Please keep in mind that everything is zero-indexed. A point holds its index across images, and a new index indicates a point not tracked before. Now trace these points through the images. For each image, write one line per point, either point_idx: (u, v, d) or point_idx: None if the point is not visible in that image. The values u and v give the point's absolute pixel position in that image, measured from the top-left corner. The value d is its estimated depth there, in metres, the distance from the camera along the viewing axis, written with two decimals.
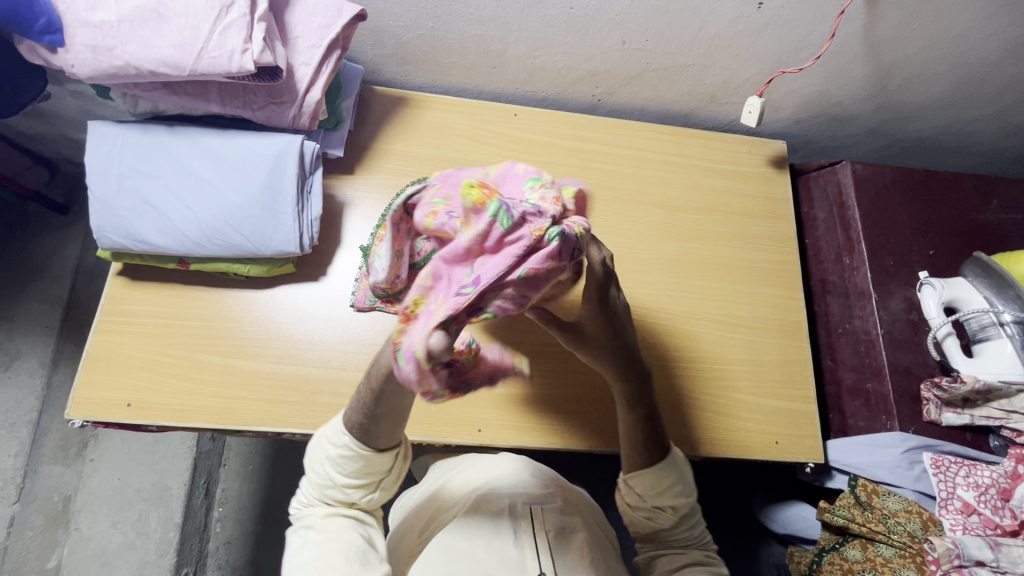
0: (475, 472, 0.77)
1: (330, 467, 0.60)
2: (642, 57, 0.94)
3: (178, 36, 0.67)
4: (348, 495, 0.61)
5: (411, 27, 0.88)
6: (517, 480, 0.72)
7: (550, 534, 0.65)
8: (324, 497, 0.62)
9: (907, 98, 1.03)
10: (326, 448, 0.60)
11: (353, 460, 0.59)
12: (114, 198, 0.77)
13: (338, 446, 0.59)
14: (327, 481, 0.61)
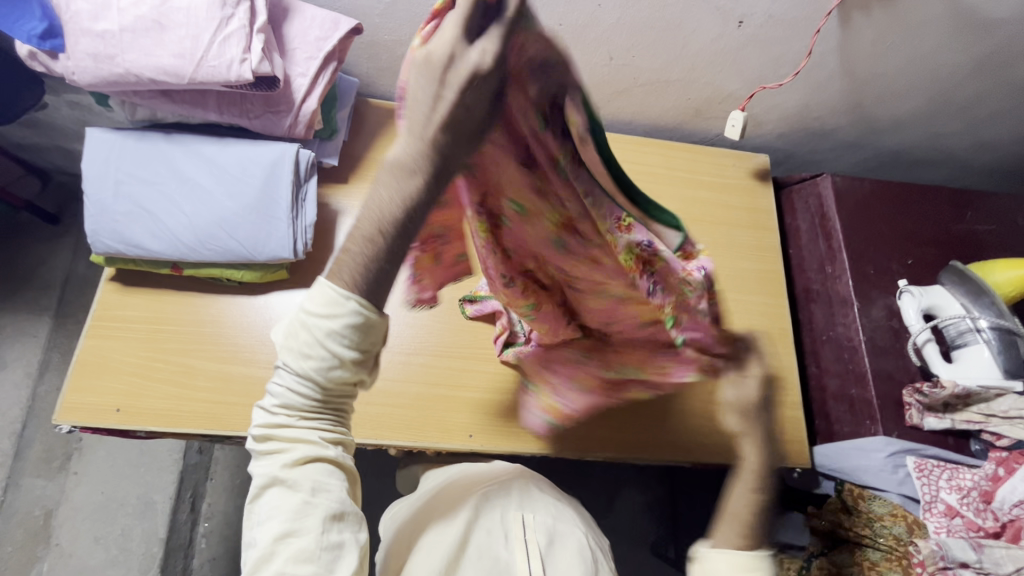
0: (470, 477, 0.77)
1: (325, 351, 0.46)
2: (629, 72, 0.97)
3: (178, 45, 0.68)
4: (340, 380, 0.48)
5: (405, 42, 0.91)
6: (510, 481, 0.74)
7: (541, 538, 0.67)
8: (311, 381, 0.48)
9: (882, 113, 1.07)
10: (317, 331, 0.46)
11: (359, 332, 0.46)
12: (109, 203, 0.78)
13: (335, 326, 0.46)
14: (318, 368, 0.47)
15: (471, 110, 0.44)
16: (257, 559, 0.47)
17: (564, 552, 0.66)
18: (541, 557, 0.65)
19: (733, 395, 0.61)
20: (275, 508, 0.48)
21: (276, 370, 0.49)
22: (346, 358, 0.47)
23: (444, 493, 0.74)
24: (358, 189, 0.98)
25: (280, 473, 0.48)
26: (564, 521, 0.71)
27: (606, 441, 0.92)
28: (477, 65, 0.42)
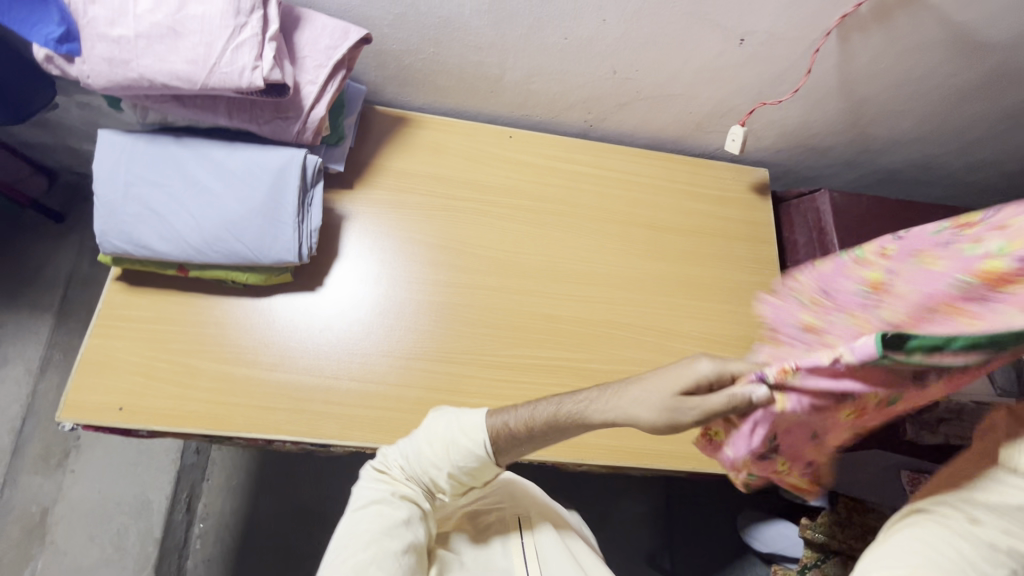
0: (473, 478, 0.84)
1: (448, 452, 0.66)
2: (631, 86, 0.99)
3: (192, 52, 0.70)
4: (444, 483, 0.67)
5: (413, 51, 0.93)
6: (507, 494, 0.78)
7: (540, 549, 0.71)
8: (426, 473, 0.68)
9: (881, 131, 1.08)
10: (453, 433, 0.66)
11: (472, 460, 0.65)
12: (119, 204, 0.79)
13: (470, 441, 0.64)
14: (436, 464, 0.67)
15: (647, 392, 0.57)
16: (342, 557, 0.62)
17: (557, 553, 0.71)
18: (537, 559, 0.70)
19: None
20: (372, 521, 0.64)
21: (406, 444, 0.70)
22: (458, 470, 0.66)
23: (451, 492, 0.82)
24: (364, 195, 0.99)
25: (388, 497, 0.66)
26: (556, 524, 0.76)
27: (602, 450, 0.92)
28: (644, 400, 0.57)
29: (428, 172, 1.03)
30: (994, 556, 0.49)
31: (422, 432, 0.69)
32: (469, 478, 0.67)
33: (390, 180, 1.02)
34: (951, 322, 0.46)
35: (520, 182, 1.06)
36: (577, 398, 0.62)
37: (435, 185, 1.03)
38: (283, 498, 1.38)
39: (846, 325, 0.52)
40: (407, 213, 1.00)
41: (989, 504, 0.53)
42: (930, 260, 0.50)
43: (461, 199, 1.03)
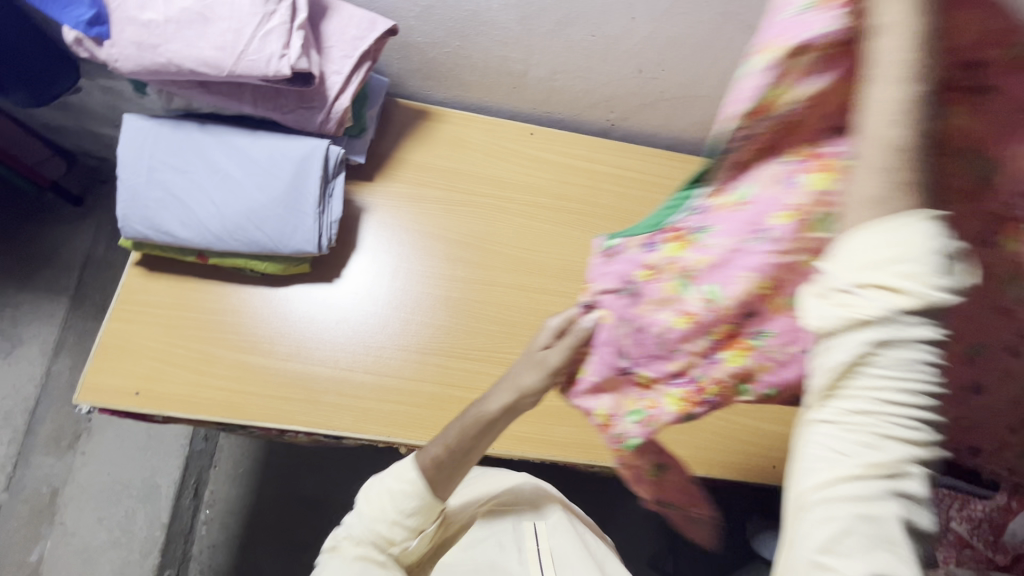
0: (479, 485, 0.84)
1: (386, 499, 0.66)
2: (656, 86, 0.98)
3: (220, 38, 0.70)
4: (393, 533, 0.66)
5: (437, 44, 0.93)
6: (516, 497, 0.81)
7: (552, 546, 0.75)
8: (373, 530, 0.66)
9: None
10: (387, 483, 0.67)
11: (410, 497, 0.65)
12: (141, 189, 0.79)
13: (404, 481, 0.65)
14: (377, 517, 0.66)
15: (491, 402, 0.65)
16: None
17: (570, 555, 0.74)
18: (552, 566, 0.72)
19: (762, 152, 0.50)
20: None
21: (350, 513, 0.69)
22: (400, 513, 0.65)
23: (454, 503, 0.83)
24: (382, 187, 0.99)
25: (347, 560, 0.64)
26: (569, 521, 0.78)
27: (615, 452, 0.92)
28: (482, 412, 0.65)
29: (447, 166, 1.03)
30: (869, 459, 0.39)
31: (361, 500, 0.69)
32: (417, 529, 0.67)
33: (409, 173, 1.01)
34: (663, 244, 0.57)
35: (539, 179, 1.06)
36: (480, 407, 0.65)
37: (454, 180, 1.02)
38: (289, 488, 1.38)
39: (659, 286, 0.57)
40: (425, 207, 0.99)
41: (854, 410, 0.40)
42: (722, 199, 0.54)
43: (479, 195, 1.02)
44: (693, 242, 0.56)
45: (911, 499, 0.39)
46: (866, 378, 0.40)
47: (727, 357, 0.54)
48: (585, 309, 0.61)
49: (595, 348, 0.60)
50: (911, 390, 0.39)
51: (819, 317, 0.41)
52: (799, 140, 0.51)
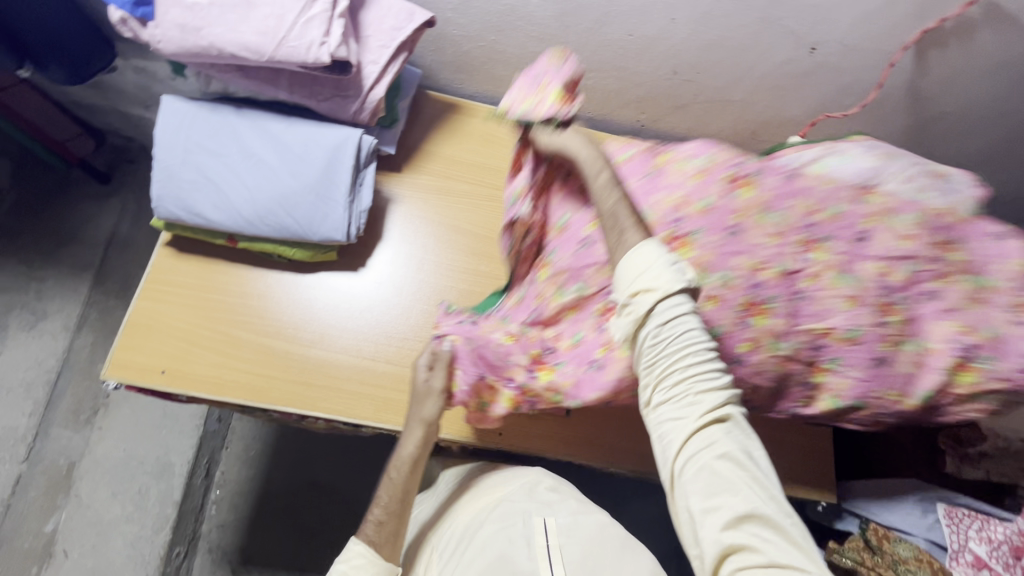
0: (496, 481, 0.86)
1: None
2: (689, 88, 0.97)
3: (263, 23, 0.70)
4: None
5: (473, 38, 0.93)
6: (529, 491, 0.82)
7: (563, 539, 0.74)
8: None
9: (942, 155, 1.05)
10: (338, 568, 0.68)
11: (362, 568, 0.67)
12: (176, 170, 0.79)
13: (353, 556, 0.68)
14: None
15: (407, 441, 0.75)
16: None
17: (582, 551, 0.72)
18: (561, 561, 0.70)
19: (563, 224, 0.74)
20: None
21: None
22: None
23: (471, 499, 0.85)
24: (410, 179, 0.99)
25: None
26: (584, 518, 0.77)
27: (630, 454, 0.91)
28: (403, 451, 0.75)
29: (475, 160, 1.03)
30: (695, 410, 0.53)
31: None
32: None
33: (437, 166, 1.01)
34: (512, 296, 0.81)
35: None
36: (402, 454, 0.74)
37: (481, 174, 1.02)
38: (299, 473, 1.39)
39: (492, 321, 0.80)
40: (452, 201, 1.00)
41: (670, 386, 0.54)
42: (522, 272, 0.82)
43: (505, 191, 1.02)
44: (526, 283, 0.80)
45: (736, 428, 0.53)
46: (659, 363, 0.55)
47: (540, 375, 0.72)
48: (437, 341, 0.77)
49: (450, 364, 0.75)
50: (699, 346, 0.54)
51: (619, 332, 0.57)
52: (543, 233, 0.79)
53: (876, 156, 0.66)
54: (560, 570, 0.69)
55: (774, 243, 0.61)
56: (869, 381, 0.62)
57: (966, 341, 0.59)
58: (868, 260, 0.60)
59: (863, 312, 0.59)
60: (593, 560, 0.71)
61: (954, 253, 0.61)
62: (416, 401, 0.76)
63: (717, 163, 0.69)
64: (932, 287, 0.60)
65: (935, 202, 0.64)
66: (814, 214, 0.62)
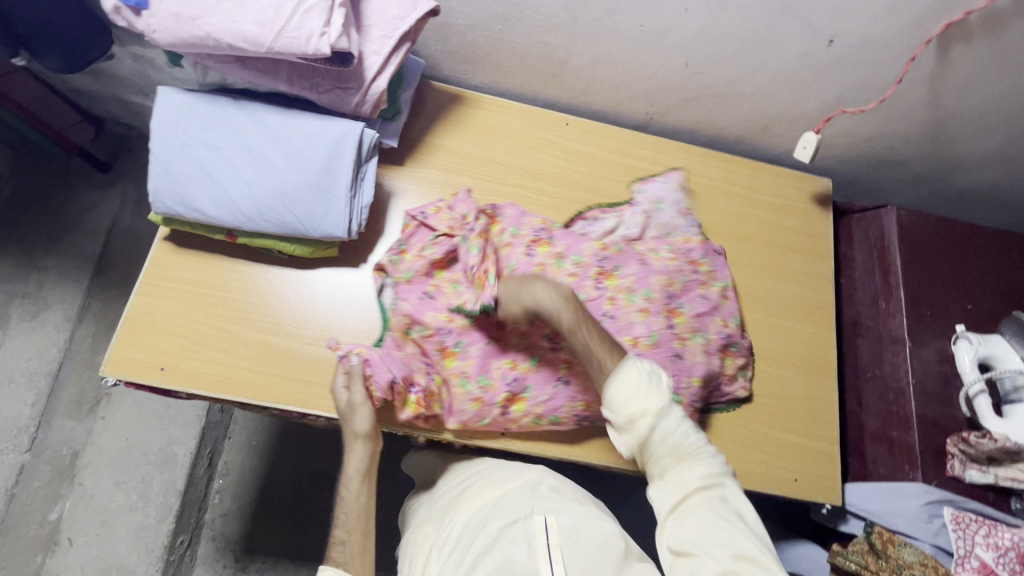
0: (498, 479, 0.85)
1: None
2: (701, 81, 0.95)
3: (260, 13, 0.67)
4: None
5: (479, 27, 0.90)
6: (531, 488, 0.81)
7: (564, 541, 0.72)
8: None
9: (959, 151, 1.02)
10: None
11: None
12: (173, 164, 0.77)
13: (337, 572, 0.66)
14: None
15: (353, 456, 0.77)
16: None
17: (585, 554, 0.70)
18: (562, 560, 0.69)
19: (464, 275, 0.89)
20: None
21: None
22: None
23: (471, 497, 0.84)
24: (412, 172, 0.97)
25: None
26: (588, 520, 0.75)
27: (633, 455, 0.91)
28: (351, 468, 0.77)
29: (479, 153, 1.01)
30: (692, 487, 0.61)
31: None
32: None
33: (440, 159, 1.00)
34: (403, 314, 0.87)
35: (572, 172, 1.03)
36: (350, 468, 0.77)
37: (486, 168, 1.00)
38: (302, 463, 1.40)
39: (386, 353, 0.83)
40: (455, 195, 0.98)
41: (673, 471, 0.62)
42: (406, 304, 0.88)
43: (510, 185, 1.01)
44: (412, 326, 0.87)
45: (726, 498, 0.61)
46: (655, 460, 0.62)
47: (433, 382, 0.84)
48: (368, 368, 0.79)
49: (366, 378, 0.79)
50: (691, 443, 0.62)
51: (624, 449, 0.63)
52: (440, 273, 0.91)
53: (643, 216, 1.00)
54: (560, 570, 0.68)
55: (571, 281, 0.90)
56: (677, 372, 0.88)
57: (722, 330, 0.94)
58: (654, 277, 0.93)
59: (655, 317, 0.90)
60: (595, 565, 0.69)
61: (702, 267, 0.97)
62: (347, 414, 0.77)
63: (524, 233, 0.92)
64: (700, 294, 0.95)
65: (682, 235, 1.01)
66: (607, 250, 0.94)
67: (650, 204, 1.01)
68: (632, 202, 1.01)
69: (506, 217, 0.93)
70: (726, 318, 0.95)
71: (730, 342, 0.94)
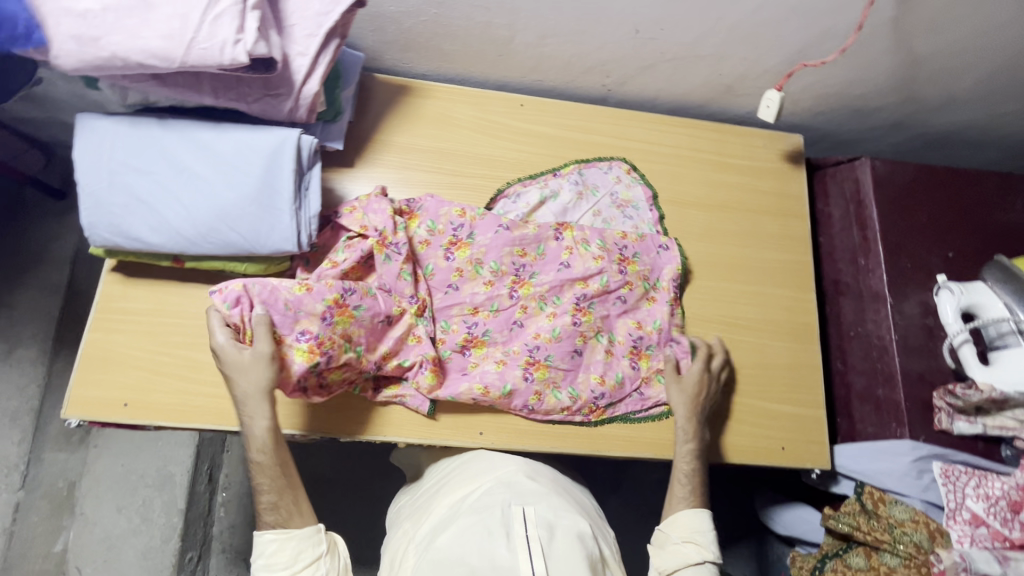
0: (474, 472, 0.84)
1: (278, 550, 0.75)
2: (655, 47, 0.90)
3: (166, 26, 0.63)
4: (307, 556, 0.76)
5: (413, 13, 0.85)
6: (508, 479, 0.81)
7: (542, 533, 0.72)
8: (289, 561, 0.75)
9: (932, 93, 0.98)
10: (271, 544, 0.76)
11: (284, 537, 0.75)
12: (104, 194, 0.74)
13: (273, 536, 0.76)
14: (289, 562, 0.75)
15: (258, 425, 0.74)
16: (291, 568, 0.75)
17: (563, 548, 0.71)
18: (542, 552, 0.70)
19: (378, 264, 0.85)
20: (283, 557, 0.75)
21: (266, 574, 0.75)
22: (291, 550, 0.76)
23: (449, 493, 0.84)
24: (364, 174, 0.93)
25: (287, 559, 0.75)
26: (565, 516, 0.76)
27: (616, 441, 0.89)
28: (259, 435, 0.74)
29: (432, 146, 0.96)
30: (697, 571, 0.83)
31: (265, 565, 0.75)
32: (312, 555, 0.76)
33: (392, 156, 0.96)
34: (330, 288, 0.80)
35: (531, 156, 0.99)
36: (254, 439, 0.74)
37: (441, 161, 0.96)
38: (303, 468, 1.29)
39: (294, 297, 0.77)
40: (410, 192, 0.95)
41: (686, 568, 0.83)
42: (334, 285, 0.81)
43: (469, 175, 0.97)
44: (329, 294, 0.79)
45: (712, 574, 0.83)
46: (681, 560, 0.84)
47: (338, 322, 0.78)
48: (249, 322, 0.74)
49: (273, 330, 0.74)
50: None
51: (663, 563, 0.84)
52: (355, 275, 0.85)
53: (617, 206, 0.99)
54: (539, 562, 0.69)
55: (486, 291, 0.89)
56: (574, 368, 0.89)
57: (636, 333, 0.93)
58: (568, 284, 0.91)
59: (563, 318, 0.89)
60: (573, 557, 0.70)
61: (633, 267, 0.94)
62: (237, 388, 0.73)
63: (441, 229, 0.90)
64: (621, 296, 0.93)
65: (619, 228, 0.97)
66: (526, 257, 0.91)
67: (587, 188, 0.98)
68: (568, 177, 0.98)
69: (426, 212, 0.90)
70: (641, 320, 0.94)
71: (641, 344, 0.93)
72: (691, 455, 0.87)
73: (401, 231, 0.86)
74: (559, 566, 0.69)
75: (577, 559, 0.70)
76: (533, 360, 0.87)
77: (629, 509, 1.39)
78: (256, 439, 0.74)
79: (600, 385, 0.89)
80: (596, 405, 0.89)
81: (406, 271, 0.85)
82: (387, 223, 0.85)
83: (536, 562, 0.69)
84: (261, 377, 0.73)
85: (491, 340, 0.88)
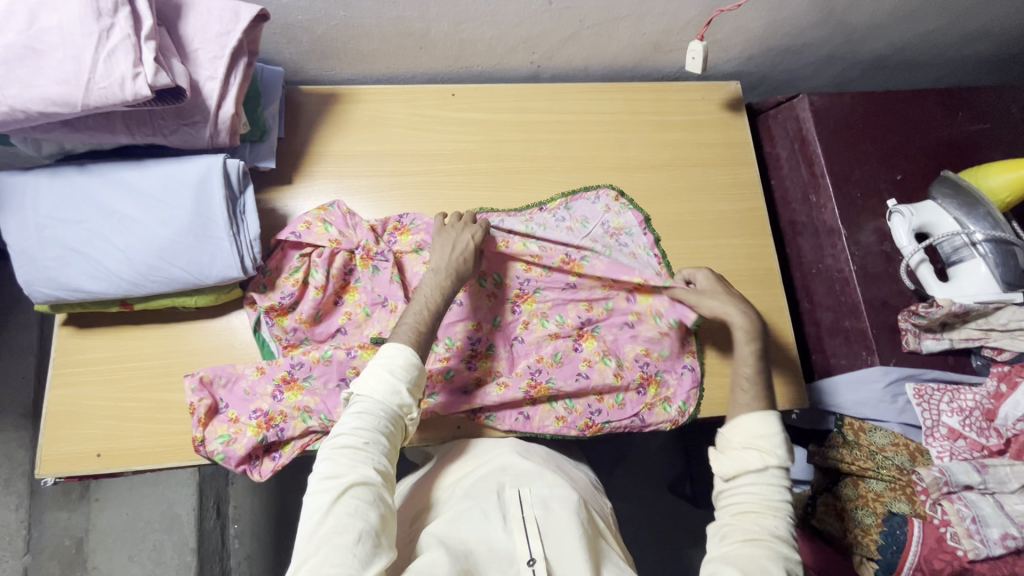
0: (469, 452, 0.83)
1: (398, 373, 0.72)
2: (573, 15, 0.89)
3: (60, 70, 0.61)
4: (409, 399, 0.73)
5: (323, 19, 0.83)
6: (502, 458, 0.80)
7: (538, 513, 0.73)
8: (399, 389, 0.72)
9: (858, 20, 0.97)
10: (389, 375, 0.72)
11: (415, 374, 0.73)
12: (37, 250, 0.73)
13: (399, 372, 0.72)
14: (400, 388, 0.72)
15: (442, 280, 0.80)
16: (399, 390, 0.72)
17: (557, 526, 0.71)
18: (538, 533, 0.70)
19: (370, 281, 0.86)
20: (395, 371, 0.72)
21: (377, 381, 0.72)
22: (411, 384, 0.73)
23: (440, 472, 0.83)
24: (305, 189, 0.93)
25: (401, 378, 0.72)
26: (561, 495, 0.75)
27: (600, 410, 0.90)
28: (442, 286, 0.80)
29: (369, 149, 0.96)
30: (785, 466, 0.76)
31: (380, 373, 0.72)
32: (419, 389, 0.75)
33: (330, 166, 0.95)
34: (294, 316, 0.83)
35: (471, 144, 0.98)
36: (427, 291, 0.79)
37: (379, 163, 0.95)
38: None
39: (275, 345, 0.84)
40: (353, 199, 0.94)
41: (770, 469, 0.75)
42: (300, 314, 0.83)
43: (410, 173, 0.96)
44: (290, 314, 0.84)
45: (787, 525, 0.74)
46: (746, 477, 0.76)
47: (289, 396, 0.81)
48: (222, 406, 0.80)
49: (222, 409, 0.80)
50: (775, 503, 0.75)
51: (722, 468, 0.78)
52: (349, 291, 0.87)
53: (612, 234, 0.95)
54: (536, 543, 0.69)
55: (490, 304, 0.89)
56: (579, 389, 0.87)
57: (643, 359, 0.91)
58: (572, 304, 0.91)
59: (564, 340, 0.90)
60: (569, 534, 0.70)
61: (643, 296, 0.92)
62: (449, 248, 0.82)
63: None
64: (627, 322, 0.92)
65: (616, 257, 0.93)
66: (530, 271, 0.91)
67: (576, 222, 0.95)
68: (554, 212, 0.95)
69: (421, 228, 0.89)
70: (651, 347, 0.91)
71: (650, 369, 0.90)
72: (753, 357, 0.83)
73: (383, 241, 0.88)
74: (557, 545, 0.69)
75: (573, 533, 0.70)
76: (535, 383, 0.86)
77: (635, 476, 1.40)
78: (430, 290, 0.79)
79: (598, 403, 0.89)
80: (592, 421, 0.88)
81: (397, 277, 0.86)
82: (370, 236, 0.87)
83: (534, 545, 0.69)
84: (460, 248, 0.82)
85: (495, 355, 0.88)
